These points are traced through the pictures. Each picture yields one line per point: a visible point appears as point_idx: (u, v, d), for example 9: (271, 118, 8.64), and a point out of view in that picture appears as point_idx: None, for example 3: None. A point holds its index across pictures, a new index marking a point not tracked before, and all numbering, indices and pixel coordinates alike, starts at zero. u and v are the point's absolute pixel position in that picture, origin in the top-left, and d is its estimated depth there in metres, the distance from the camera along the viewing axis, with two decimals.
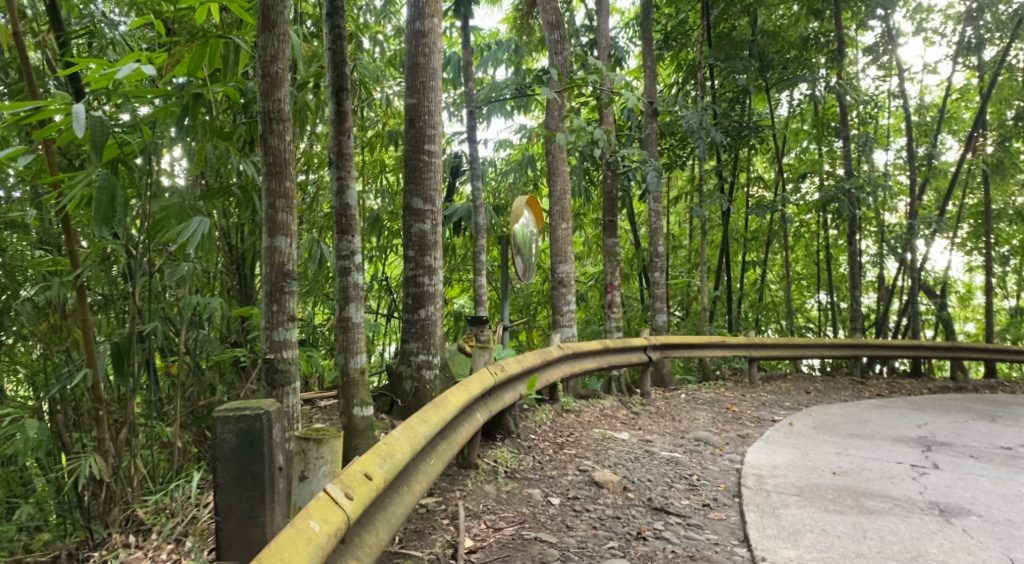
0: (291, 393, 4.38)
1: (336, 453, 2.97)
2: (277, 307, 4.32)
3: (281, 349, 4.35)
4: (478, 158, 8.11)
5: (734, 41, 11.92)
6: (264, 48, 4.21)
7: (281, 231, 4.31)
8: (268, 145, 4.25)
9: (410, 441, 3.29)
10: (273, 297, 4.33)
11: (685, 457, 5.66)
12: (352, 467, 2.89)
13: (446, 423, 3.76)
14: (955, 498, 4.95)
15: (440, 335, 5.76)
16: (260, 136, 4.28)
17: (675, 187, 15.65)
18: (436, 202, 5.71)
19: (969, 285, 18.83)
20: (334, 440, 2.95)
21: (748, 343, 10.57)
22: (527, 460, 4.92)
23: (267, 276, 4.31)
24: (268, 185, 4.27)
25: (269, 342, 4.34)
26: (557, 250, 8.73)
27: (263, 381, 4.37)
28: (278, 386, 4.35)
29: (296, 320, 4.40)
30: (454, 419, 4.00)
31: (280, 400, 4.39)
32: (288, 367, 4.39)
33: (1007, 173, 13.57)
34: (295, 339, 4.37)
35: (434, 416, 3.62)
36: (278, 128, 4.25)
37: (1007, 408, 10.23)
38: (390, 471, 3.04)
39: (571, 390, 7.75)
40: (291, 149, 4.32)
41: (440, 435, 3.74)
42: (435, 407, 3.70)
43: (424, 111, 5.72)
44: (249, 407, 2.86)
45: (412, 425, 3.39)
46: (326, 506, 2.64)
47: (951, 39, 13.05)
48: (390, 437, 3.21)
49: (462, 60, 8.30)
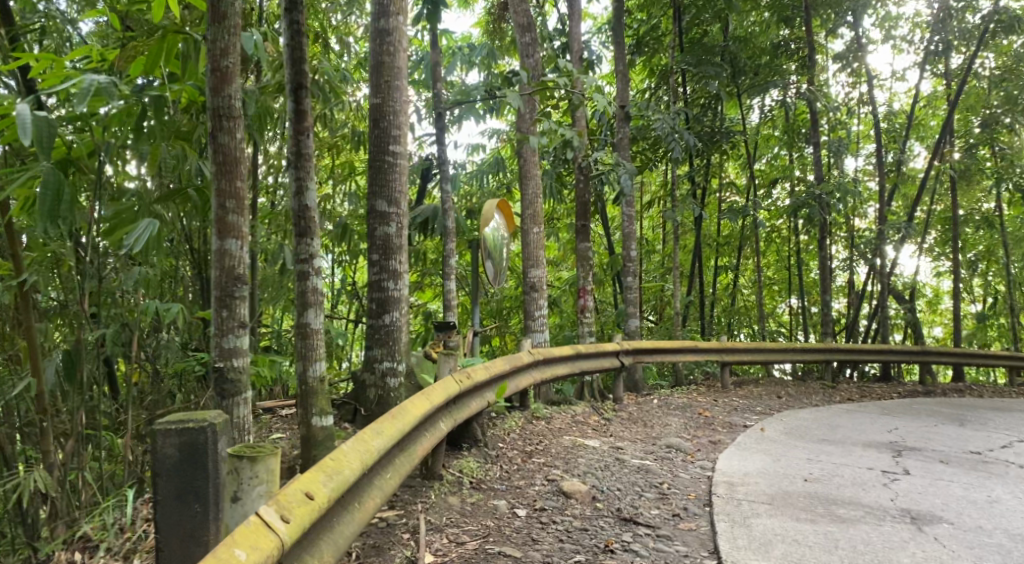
0: (241, 403, 4.21)
1: (272, 473, 2.81)
2: (228, 314, 4.16)
3: (231, 356, 4.20)
4: (447, 160, 7.98)
5: (706, 46, 11.93)
6: (213, 42, 4.06)
7: (232, 233, 4.15)
8: (218, 143, 4.08)
9: (360, 456, 3.12)
10: (222, 302, 4.18)
11: (656, 464, 5.57)
12: (292, 485, 2.71)
13: (404, 435, 3.61)
14: (926, 505, 4.90)
15: (405, 341, 5.62)
16: (209, 134, 4.12)
17: (648, 192, 15.64)
18: (401, 205, 5.58)
19: (938, 289, 19.06)
20: (270, 458, 2.80)
21: (720, 348, 10.55)
22: (493, 469, 4.79)
23: (217, 281, 4.16)
24: (218, 185, 4.11)
25: (219, 349, 4.19)
26: (529, 254, 8.61)
27: (212, 391, 4.21)
28: (228, 396, 4.19)
29: (246, 326, 4.26)
30: (414, 430, 3.85)
31: (229, 411, 4.22)
32: (239, 377, 4.24)
33: (974, 180, 13.73)
34: (246, 347, 4.23)
35: (390, 428, 3.45)
36: (228, 125, 4.09)
37: (975, 412, 10.31)
38: (336, 488, 2.87)
39: (542, 396, 7.64)
40: (242, 149, 4.16)
41: (397, 447, 3.58)
42: (391, 418, 3.54)
43: (389, 111, 5.59)
44: (192, 420, 2.72)
45: (364, 439, 3.23)
46: (256, 530, 2.43)
47: (918, 47, 13.19)
48: (338, 453, 3.04)
49: (431, 61, 8.17)
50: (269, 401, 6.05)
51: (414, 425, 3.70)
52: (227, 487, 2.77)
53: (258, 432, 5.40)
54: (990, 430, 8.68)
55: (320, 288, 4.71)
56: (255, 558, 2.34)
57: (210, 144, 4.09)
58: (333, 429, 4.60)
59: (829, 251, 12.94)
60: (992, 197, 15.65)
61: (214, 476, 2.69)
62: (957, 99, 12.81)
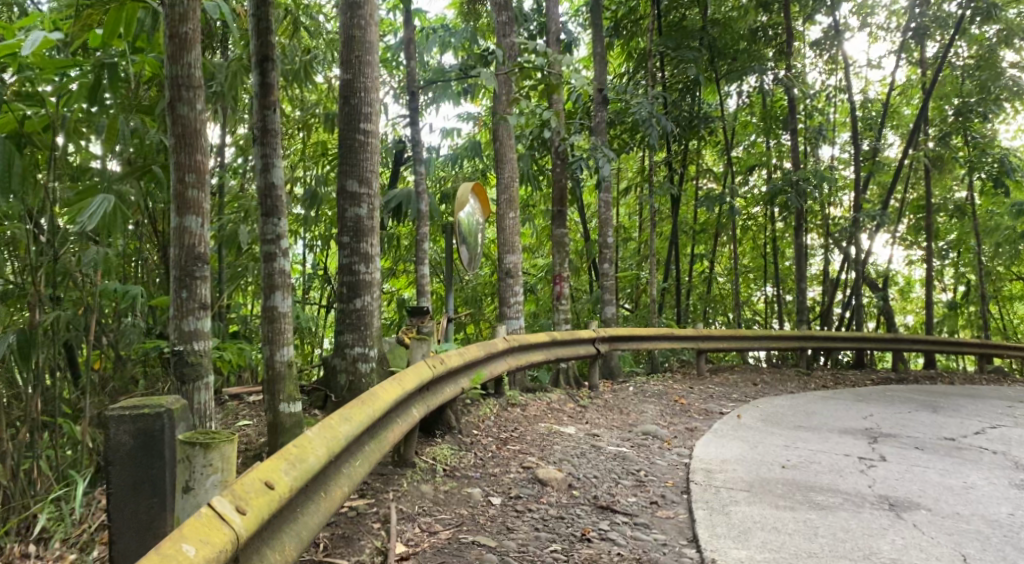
0: (202, 388, 4.05)
1: (228, 460, 2.55)
2: (187, 295, 3.97)
3: (191, 340, 4.02)
4: (421, 143, 7.79)
5: (684, 30, 11.83)
6: (171, 7, 3.86)
7: (191, 209, 3.97)
8: (177, 114, 3.89)
9: (326, 442, 2.99)
10: (182, 283, 3.99)
11: (633, 451, 5.49)
12: (250, 475, 2.56)
13: (374, 421, 3.49)
14: (904, 491, 4.87)
15: (377, 326, 5.47)
16: (167, 105, 3.93)
17: (625, 179, 15.57)
18: (372, 185, 5.42)
19: (910, 277, 19.26)
20: (226, 444, 2.52)
21: (696, 335, 10.51)
22: (467, 457, 4.68)
23: (176, 260, 3.97)
24: (177, 159, 3.91)
25: (178, 332, 3.99)
26: (505, 239, 8.47)
27: (171, 375, 4.03)
28: (188, 381, 4.01)
29: (208, 308, 4.07)
30: (385, 416, 3.72)
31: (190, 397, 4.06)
32: (199, 361, 4.06)
33: (947, 169, 13.80)
34: (207, 330, 4.05)
35: (359, 413, 3.32)
36: (187, 95, 3.90)
37: (948, 399, 10.37)
38: (298, 477, 2.73)
39: (518, 383, 7.52)
40: (203, 120, 3.98)
41: (367, 433, 3.46)
42: (360, 403, 3.41)
43: (360, 88, 5.42)
44: (148, 405, 2.57)
45: (330, 424, 3.10)
46: (207, 522, 2.27)
47: (894, 35, 13.23)
48: (302, 439, 2.90)
49: (405, 40, 7.98)
50: (236, 388, 5.86)
51: (384, 411, 3.58)
52: (179, 477, 2.52)
53: (224, 419, 5.22)
54: (963, 416, 8.74)
55: (288, 270, 4.54)
56: (205, 554, 2.18)
57: (167, 114, 3.90)
58: (302, 415, 4.46)
59: (804, 239, 12.96)
60: (964, 186, 15.77)
61: (170, 465, 2.56)
62: (933, 87, 12.82)
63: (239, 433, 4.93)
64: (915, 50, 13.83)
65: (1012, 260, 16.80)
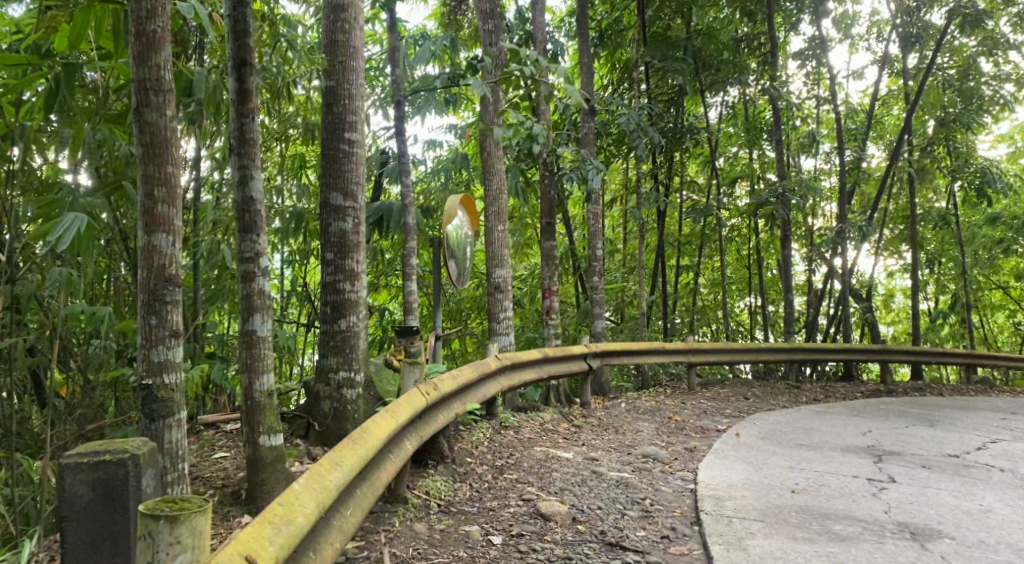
0: (173, 426, 3.68)
1: (200, 534, 2.23)
2: (156, 321, 3.62)
3: (162, 372, 3.66)
4: (406, 154, 7.48)
5: (669, 40, 11.64)
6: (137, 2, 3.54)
7: (161, 227, 3.62)
8: (144, 121, 3.58)
9: (315, 495, 2.68)
10: (151, 307, 3.63)
11: (635, 477, 5.21)
12: (230, 547, 2.24)
13: (367, 461, 3.18)
14: (922, 517, 4.63)
15: (363, 349, 5.15)
16: (133, 111, 3.60)
17: (609, 190, 15.34)
18: (358, 198, 5.12)
19: (893, 287, 19.20)
20: (196, 517, 2.22)
21: (686, 349, 10.27)
22: (463, 490, 4.37)
23: (143, 282, 3.62)
24: (144, 171, 3.58)
25: (146, 364, 3.62)
26: (493, 253, 8.16)
27: (140, 411, 3.68)
28: (158, 418, 3.65)
29: (180, 336, 3.72)
30: (378, 454, 3.41)
31: (157, 437, 3.68)
32: (171, 396, 3.71)
33: (931, 179, 13.71)
34: (179, 360, 3.69)
35: (351, 456, 3.01)
36: (157, 100, 3.59)
37: (942, 411, 10.21)
38: (285, 544, 2.41)
39: (509, 404, 7.22)
40: (174, 128, 3.66)
41: (359, 475, 3.15)
42: (352, 444, 3.10)
43: (343, 95, 5.14)
44: (110, 451, 2.34)
45: (320, 473, 2.79)
46: None
47: (876, 47, 13.21)
48: (288, 494, 2.59)
49: (388, 46, 7.66)
50: (212, 415, 5.47)
51: (378, 448, 3.28)
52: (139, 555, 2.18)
53: (199, 451, 4.86)
54: (961, 430, 8.55)
55: (268, 291, 4.23)
56: None
57: (134, 121, 3.58)
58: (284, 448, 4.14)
59: (791, 251, 12.78)
60: (947, 196, 15.72)
61: (134, 521, 2.29)
62: (918, 97, 12.57)
63: (215, 466, 4.58)
64: (898, 60, 13.75)
65: (994, 269, 16.77)
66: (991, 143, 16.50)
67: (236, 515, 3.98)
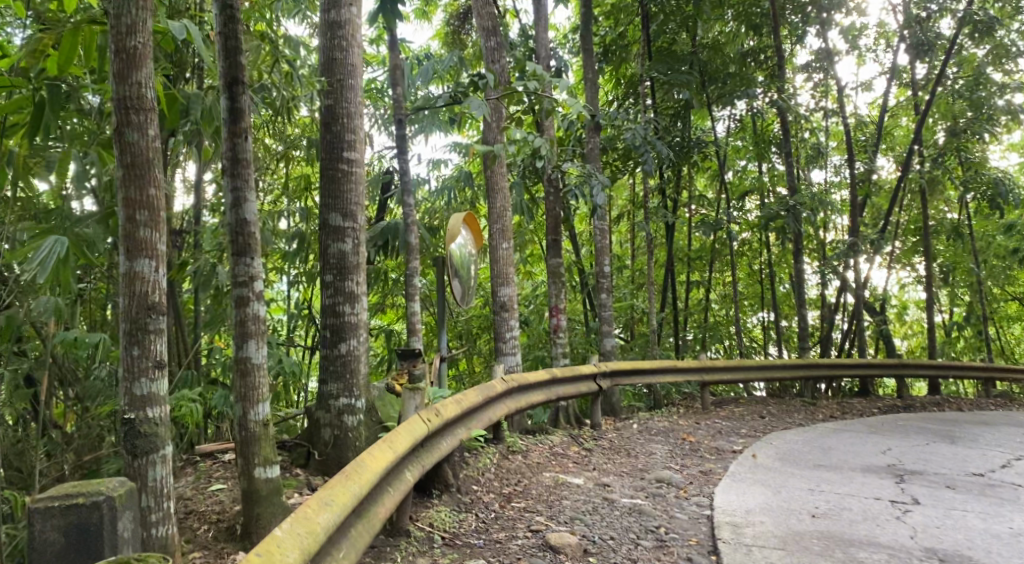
0: (157, 462, 3.51)
1: None
2: (138, 352, 3.47)
3: (146, 406, 3.50)
4: (408, 172, 7.36)
5: (674, 54, 11.53)
6: (117, 18, 3.43)
7: (144, 251, 3.49)
8: (125, 141, 3.45)
9: (299, 543, 2.47)
10: (133, 337, 3.48)
11: (648, 503, 5.01)
12: None
13: (361, 499, 3.01)
14: (950, 542, 4.42)
15: (365, 374, 5.00)
16: (115, 131, 3.48)
17: (617, 207, 15.19)
18: (358, 219, 4.99)
19: (906, 300, 18.93)
20: None
21: (698, 367, 10.06)
22: (468, 520, 4.20)
23: (126, 311, 3.48)
24: (125, 193, 3.45)
25: (129, 397, 3.47)
26: (498, 271, 8.00)
27: (123, 447, 3.51)
28: (141, 454, 3.49)
29: (165, 367, 3.56)
30: (374, 489, 3.24)
31: (141, 475, 3.51)
32: (155, 431, 3.54)
33: (943, 190, 13.49)
34: (164, 393, 3.53)
35: (342, 495, 2.84)
36: (138, 120, 3.47)
37: (962, 427, 9.94)
38: None
39: (517, 426, 7.03)
40: (157, 149, 3.54)
41: (353, 513, 2.98)
42: (344, 481, 2.93)
43: (342, 113, 5.03)
44: (81, 495, 2.50)
45: (307, 516, 2.60)
46: None
47: (883, 58, 13.09)
48: (269, 542, 2.38)
49: (389, 64, 7.55)
50: (209, 445, 5.30)
51: (373, 483, 3.11)
52: None
53: (196, 483, 4.70)
54: (983, 447, 8.31)
55: (262, 316, 4.09)
56: None
57: (114, 142, 3.45)
58: (280, 480, 3.99)
59: (803, 265, 12.57)
60: (959, 207, 15.52)
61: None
62: (928, 108, 12.38)
63: (211, 499, 4.41)
64: (906, 70, 13.60)
65: (1009, 280, 16.52)
66: (1001, 153, 16.30)
67: (231, 552, 3.83)
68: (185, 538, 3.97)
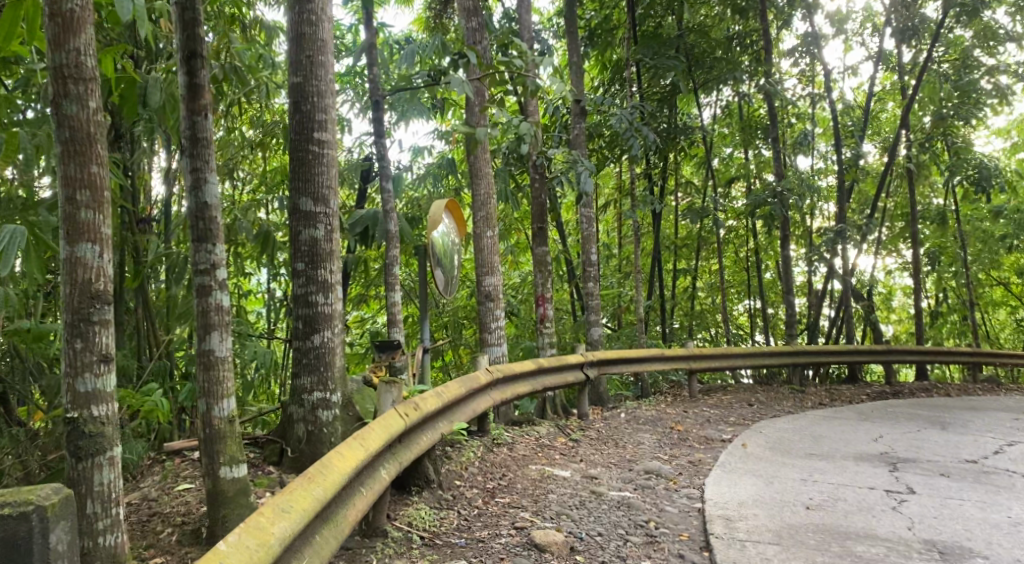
0: (103, 464, 3.30)
1: None
2: (81, 345, 3.24)
3: (90, 404, 3.27)
4: (387, 158, 7.11)
5: (660, 37, 11.30)
6: None
7: (87, 235, 3.26)
8: (63, 114, 3.21)
9: (249, 555, 2.28)
10: (75, 330, 3.25)
11: (637, 496, 4.85)
12: None
13: (326, 503, 2.81)
14: (948, 534, 4.26)
15: (340, 367, 4.79)
16: (50, 104, 3.24)
17: (603, 195, 14.98)
18: (330, 203, 4.76)
19: (893, 285, 18.86)
20: None
21: (685, 355, 9.91)
22: (450, 518, 4.01)
23: (67, 300, 3.24)
24: (63, 171, 3.21)
25: (71, 395, 3.24)
26: (481, 260, 7.78)
27: (65, 449, 3.29)
28: (85, 457, 3.26)
29: (111, 360, 3.34)
30: (343, 491, 3.05)
31: (86, 478, 3.29)
32: (101, 431, 3.32)
33: (930, 175, 13.37)
34: (110, 390, 3.30)
35: (303, 500, 2.65)
36: (77, 91, 3.23)
37: (951, 413, 9.83)
38: None
39: (502, 418, 6.84)
40: (98, 123, 3.29)
41: (317, 519, 2.78)
42: (305, 484, 2.73)
43: (311, 91, 4.80)
44: (13, 504, 2.35)
45: (260, 525, 2.41)
46: None
47: (870, 42, 12.95)
48: (212, 556, 2.19)
49: (366, 42, 7.28)
50: (177, 442, 5.08)
51: (340, 486, 2.91)
52: None
53: (163, 483, 4.49)
54: (975, 433, 8.19)
55: (226, 306, 3.87)
56: None
57: (52, 115, 3.22)
58: (247, 480, 3.79)
59: (790, 252, 12.40)
60: (946, 193, 15.41)
61: None
62: (915, 93, 12.19)
63: (177, 500, 4.20)
64: (893, 54, 13.41)
65: (995, 265, 16.45)
66: (987, 138, 16.19)
67: (194, 558, 3.63)
68: (145, 543, 3.76)
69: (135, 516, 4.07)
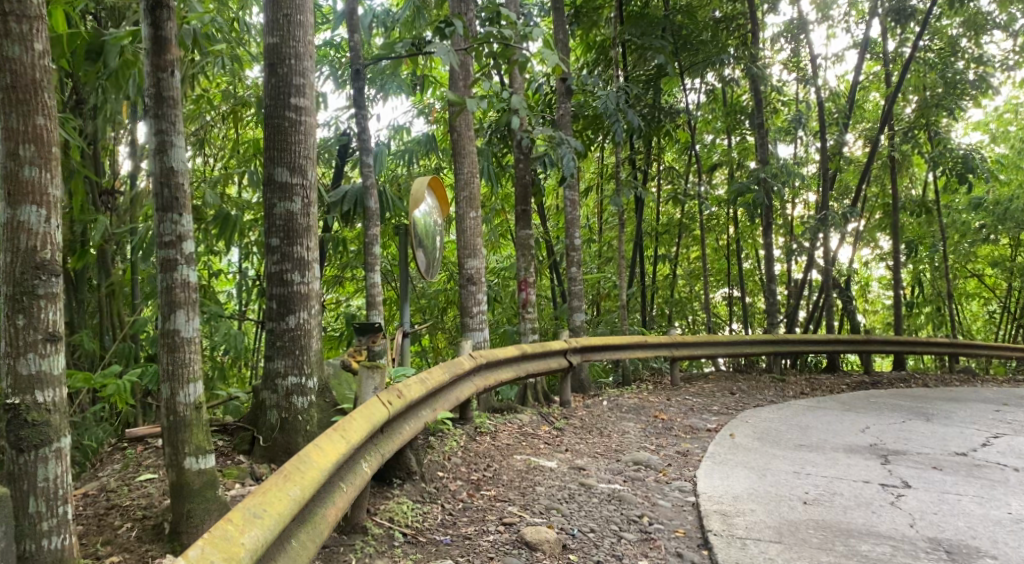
0: (49, 456, 3.00)
1: None
2: (25, 322, 2.94)
3: (36, 388, 2.98)
4: (367, 132, 6.78)
5: (648, 17, 11.03)
6: None
7: (30, 197, 2.95)
8: (4, 57, 2.89)
9: None
10: (17, 305, 2.94)
11: (628, 488, 4.63)
12: None
13: (303, 505, 2.55)
14: (952, 531, 4.10)
15: (316, 351, 4.51)
16: None
17: (584, 180, 14.71)
18: (308, 174, 4.47)
19: (870, 276, 18.83)
20: None
21: (668, 342, 9.72)
22: (433, 514, 3.77)
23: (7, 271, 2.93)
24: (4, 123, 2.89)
25: (13, 378, 2.94)
26: (464, 241, 7.49)
27: (4, 440, 2.97)
28: (28, 449, 2.96)
29: (59, 339, 3.04)
30: (322, 488, 2.79)
31: (27, 470, 2.99)
32: (47, 419, 3.01)
33: (913, 165, 13.20)
34: (58, 372, 3.01)
35: (279, 503, 2.39)
36: (19, 30, 2.91)
37: (933, 405, 9.73)
38: None
39: (483, 405, 6.59)
40: (45, 68, 2.99)
41: (293, 523, 2.52)
42: (281, 484, 2.47)
43: (289, 54, 4.49)
44: None
45: (229, 536, 2.14)
46: None
47: (856, 32, 12.76)
48: None
49: (346, 8, 6.92)
50: (141, 428, 4.74)
51: (320, 483, 2.66)
52: None
53: (123, 473, 4.19)
54: (959, 425, 8.09)
55: (193, 282, 3.58)
56: None
57: None
58: (216, 472, 3.52)
59: (772, 242, 12.22)
60: (925, 184, 15.33)
61: None
62: (900, 83, 11.97)
63: (138, 491, 3.91)
64: (879, 43, 13.20)
65: (971, 258, 16.45)
66: (967, 130, 16.15)
67: (155, 556, 3.36)
68: (102, 539, 3.48)
69: (92, 509, 3.79)
